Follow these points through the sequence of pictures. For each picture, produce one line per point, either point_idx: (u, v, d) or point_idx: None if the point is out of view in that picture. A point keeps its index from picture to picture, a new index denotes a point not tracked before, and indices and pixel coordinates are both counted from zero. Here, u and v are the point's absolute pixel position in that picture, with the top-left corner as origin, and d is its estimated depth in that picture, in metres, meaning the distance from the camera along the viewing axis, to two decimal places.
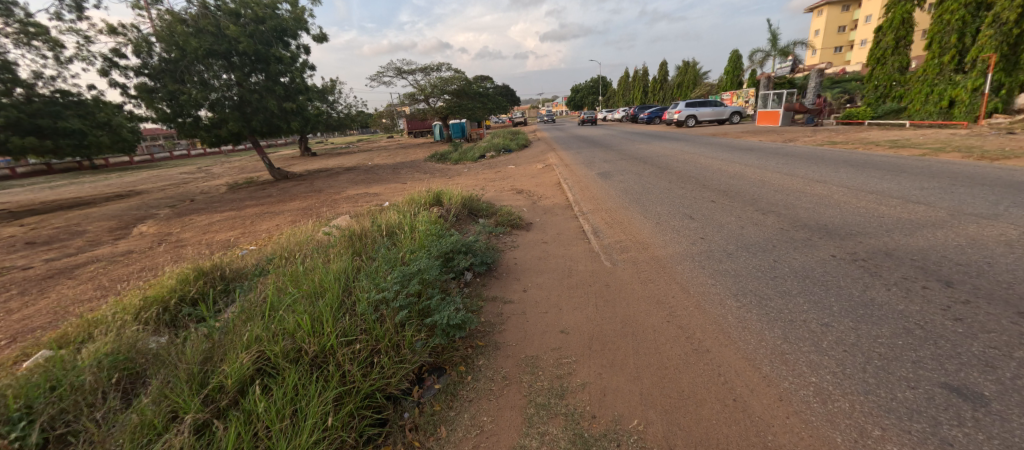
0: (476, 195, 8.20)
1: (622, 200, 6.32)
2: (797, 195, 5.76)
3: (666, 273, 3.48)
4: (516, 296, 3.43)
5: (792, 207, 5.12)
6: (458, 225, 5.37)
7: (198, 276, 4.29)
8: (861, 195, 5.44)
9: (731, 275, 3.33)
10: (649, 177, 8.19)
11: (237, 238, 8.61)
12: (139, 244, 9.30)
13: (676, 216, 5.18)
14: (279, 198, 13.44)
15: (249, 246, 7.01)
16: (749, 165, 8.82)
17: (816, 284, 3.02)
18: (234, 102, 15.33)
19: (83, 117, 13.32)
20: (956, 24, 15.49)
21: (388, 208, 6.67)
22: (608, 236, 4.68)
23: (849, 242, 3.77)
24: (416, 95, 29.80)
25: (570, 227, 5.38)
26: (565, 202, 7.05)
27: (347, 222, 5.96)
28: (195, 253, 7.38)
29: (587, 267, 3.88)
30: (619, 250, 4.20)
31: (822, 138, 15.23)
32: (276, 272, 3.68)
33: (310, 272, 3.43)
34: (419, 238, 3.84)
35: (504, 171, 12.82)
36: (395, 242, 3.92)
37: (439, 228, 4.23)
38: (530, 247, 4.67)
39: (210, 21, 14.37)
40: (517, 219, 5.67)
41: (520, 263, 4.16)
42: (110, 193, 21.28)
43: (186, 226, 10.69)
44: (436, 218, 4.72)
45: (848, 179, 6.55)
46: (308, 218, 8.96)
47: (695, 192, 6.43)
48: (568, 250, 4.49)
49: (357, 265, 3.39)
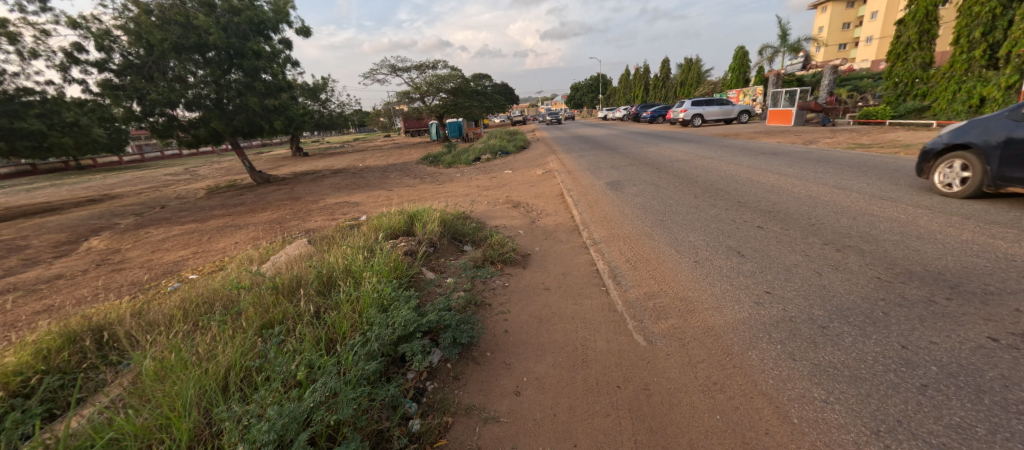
0: (464, 210, 6.97)
1: (642, 223, 5.08)
2: (869, 219, 4.52)
3: (737, 366, 2.24)
4: (504, 404, 2.19)
5: (874, 241, 3.88)
6: (433, 263, 4.10)
7: (64, 345, 3.02)
8: (957, 222, 4.21)
9: (848, 377, 2.08)
10: (669, 190, 6.93)
11: (186, 260, 7.36)
12: (76, 265, 8.02)
13: (721, 251, 3.94)
14: (251, 207, 12.17)
15: (187, 278, 5.76)
16: (784, 174, 7.58)
17: (1012, 411, 1.79)
18: (213, 101, 14.02)
19: (45, 117, 12.01)
20: (985, 17, 14.23)
21: (351, 231, 5.44)
22: (632, 284, 3.45)
23: (1001, 311, 2.53)
24: (411, 93, 28.29)
25: (580, 264, 4.15)
26: (570, 222, 5.80)
27: (294, 254, 4.69)
28: (124, 284, 6.14)
29: (610, 346, 2.62)
30: (655, 313, 2.93)
31: (845, 140, 13.98)
32: (141, 359, 2.43)
33: (180, 367, 2.20)
34: (361, 305, 2.59)
35: (499, 178, 11.54)
36: (327, 308, 2.68)
37: (395, 281, 2.99)
38: (525, 302, 3.39)
39: (178, 10, 12.98)
40: (510, 252, 4.40)
41: (514, 331, 2.92)
42: (84, 197, 19.97)
43: (139, 241, 9.46)
44: (397, 258, 3.46)
45: (920, 196, 5.31)
46: (272, 236, 7.72)
47: (731, 212, 5.21)
48: (579, 307, 3.24)
49: (253, 361, 2.15)
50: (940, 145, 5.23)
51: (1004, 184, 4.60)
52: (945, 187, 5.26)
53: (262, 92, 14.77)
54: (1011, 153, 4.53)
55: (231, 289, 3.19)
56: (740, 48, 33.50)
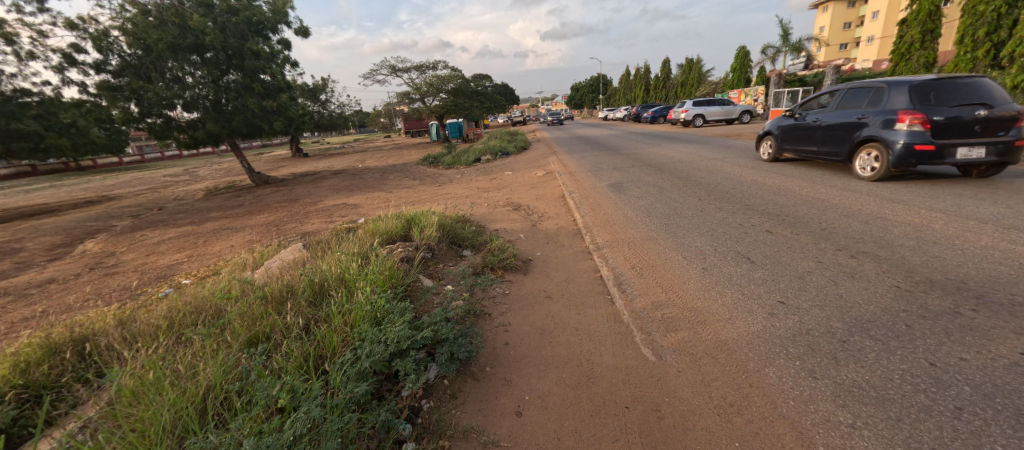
0: (463, 213, 6.83)
1: (646, 227, 4.94)
2: (881, 224, 4.38)
3: (754, 386, 2.09)
4: (505, 425, 2.06)
5: (890, 247, 3.73)
6: (430, 270, 3.96)
7: (45, 357, 2.86)
8: (975, 226, 4.06)
9: (874, 399, 1.94)
10: (673, 192, 6.78)
11: (181, 263, 7.22)
12: (69, 269, 7.88)
13: (730, 257, 3.79)
14: (249, 208, 12.05)
15: (179, 283, 5.62)
16: (789, 175, 7.46)
17: None
18: (211, 102, 13.90)
19: (42, 118, 11.88)
20: (990, 16, 14.05)
21: (348, 235, 5.29)
22: (638, 292, 3.30)
23: None
24: (411, 94, 28.14)
25: (583, 270, 4.00)
26: (572, 226, 5.66)
27: (288, 260, 4.54)
28: (116, 289, 6.01)
29: (617, 361, 2.48)
30: (663, 325, 2.78)
31: None
32: (118, 377, 2.28)
33: (159, 387, 2.05)
34: (353, 318, 2.46)
35: (499, 179, 11.40)
36: (317, 321, 2.54)
37: (390, 292, 2.84)
38: (526, 312, 3.25)
39: (176, 11, 12.84)
40: (510, 258, 4.25)
41: (515, 343, 2.78)
42: (82, 199, 19.82)
43: (135, 244, 9.33)
44: (392, 265, 3.32)
45: (932, 198, 5.17)
46: (268, 239, 7.57)
47: (739, 216, 5.06)
48: (583, 317, 3.09)
49: (236, 382, 2.00)
50: (764, 131, 9.17)
51: (783, 152, 8.58)
52: (765, 156, 9.26)
53: (261, 93, 14.62)
54: (788, 137, 8.35)
55: (218, 299, 3.04)
56: (741, 47, 33.31)
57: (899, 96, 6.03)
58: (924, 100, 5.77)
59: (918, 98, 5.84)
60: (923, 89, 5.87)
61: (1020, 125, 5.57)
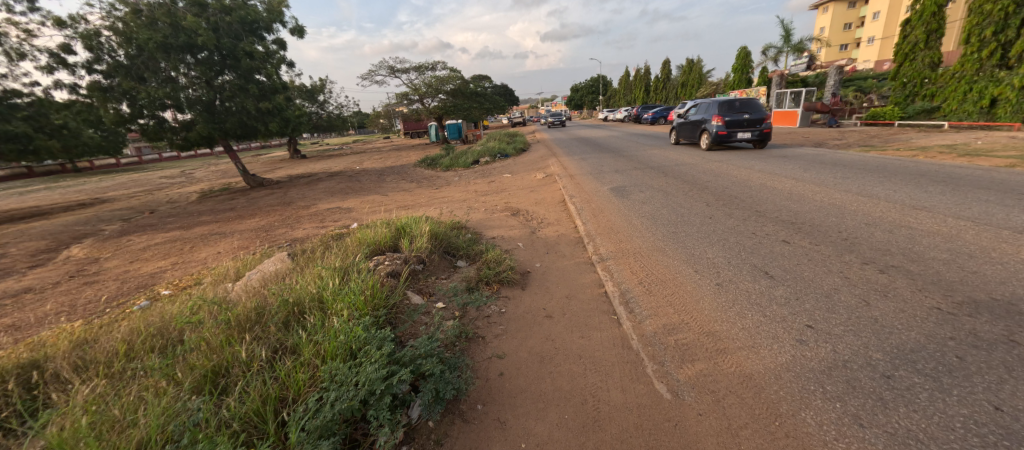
0: (457, 219, 6.52)
1: (653, 236, 4.63)
2: (907, 233, 4.07)
3: (790, 437, 1.79)
4: None
5: (922, 260, 3.42)
6: (420, 284, 3.65)
7: None
8: (1010, 236, 3.77)
9: None
10: (679, 197, 6.47)
11: (164, 271, 6.89)
12: (48, 276, 7.55)
13: (747, 272, 3.47)
14: (240, 212, 11.72)
15: (157, 295, 5.29)
16: (800, 179, 7.15)
17: None
18: (205, 104, 13.47)
19: (32, 119, 11.62)
20: (997, 15, 13.76)
21: (336, 245, 4.97)
22: (647, 312, 2.99)
23: None
24: (409, 94, 27.83)
25: (586, 285, 3.69)
26: (573, 233, 5.35)
27: (269, 273, 4.20)
28: (92, 300, 5.68)
29: (627, 398, 2.18)
30: (678, 354, 2.46)
31: (855, 142, 13.54)
32: (50, 422, 1.96)
33: (90, 439, 1.74)
34: (325, 351, 2.15)
35: (497, 182, 11.11)
36: (284, 354, 2.23)
37: (369, 317, 2.52)
38: (523, 335, 2.92)
39: (167, 10, 12.51)
40: (507, 271, 3.91)
41: (511, 373, 2.47)
42: (74, 201, 19.46)
43: (120, 250, 9.00)
44: (375, 283, 2.99)
45: (956, 205, 4.87)
46: (256, 245, 7.25)
47: (752, 224, 4.74)
48: (586, 342, 2.79)
49: (179, 437, 1.69)
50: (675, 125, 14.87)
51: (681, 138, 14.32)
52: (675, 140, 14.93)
53: (256, 94, 14.25)
54: (683, 129, 14.15)
55: (180, 323, 2.72)
56: (742, 48, 33.01)
57: (717, 106, 11.99)
58: (724, 109, 11.63)
59: (725, 106, 11.81)
60: (728, 103, 11.80)
61: (766, 122, 11.46)
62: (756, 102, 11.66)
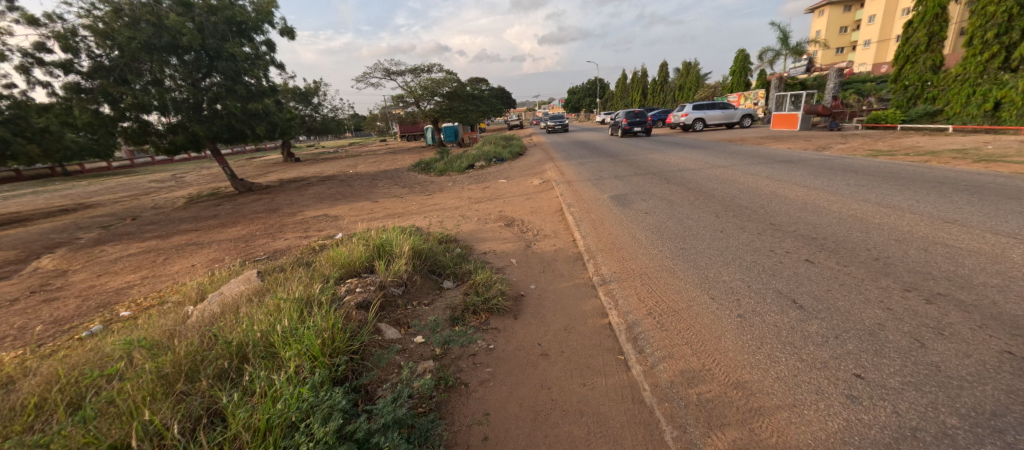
0: (447, 230, 6.07)
1: (662, 255, 4.16)
2: (945, 252, 3.64)
3: None
4: None
5: (973, 287, 2.98)
6: (398, 314, 3.18)
7: None
8: None
9: None
10: (684, 207, 6.05)
11: (131, 287, 6.37)
12: (9, 291, 7.04)
13: (772, 300, 3.01)
14: (223, 220, 11.17)
15: (114, 318, 4.79)
16: (813, 187, 6.72)
17: None
18: (192, 107, 12.99)
19: (11, 123, 10.99)
20: (1001, 17, 13.42)
21: (312, 262, 4.50)
22: (660, 353, 2.53)
23: None
24: (404, 97, 27.42)
25: (587, 314, 3.23)
26: (572, 249, 4.89)
27: (230, 296, 3.71)
28: (44, 322, 5.17)
29: None
30: (703, 414, 2.01)
31: (860, 146, 13.13)
32: None
33: None
34: (258, 427, 1.68)
35: (492, 188, 10.65)
36: (211, 428, 1.76)
37: (322, 373, 2.06)
38: (514, 382, 2.46)
39: (150, 9, 11.97)
40: (498, 297, 3.42)
41: (497, 439, 2.01)
42: (57, 207, 18.85)
43: (91, 261, 8.46)
44: (338, 320, 2.52)
45: (989, 219, 4.45)
46: (234, 258, 6.76)
47: (771, 240, 4.28)
48: (589, 392, 2.33)
49: None
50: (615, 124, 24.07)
51: (615, 131, 23.88)
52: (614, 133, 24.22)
53: (244, 96, 13.72)
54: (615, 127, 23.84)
55: (93, 376, 2.21)
56: (740, 51, 32.70)
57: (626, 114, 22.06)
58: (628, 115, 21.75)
59: (630, 115, 21.89)
60: (631, 113, 21.80)
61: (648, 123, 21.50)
62: (644, 112, 21.64)
